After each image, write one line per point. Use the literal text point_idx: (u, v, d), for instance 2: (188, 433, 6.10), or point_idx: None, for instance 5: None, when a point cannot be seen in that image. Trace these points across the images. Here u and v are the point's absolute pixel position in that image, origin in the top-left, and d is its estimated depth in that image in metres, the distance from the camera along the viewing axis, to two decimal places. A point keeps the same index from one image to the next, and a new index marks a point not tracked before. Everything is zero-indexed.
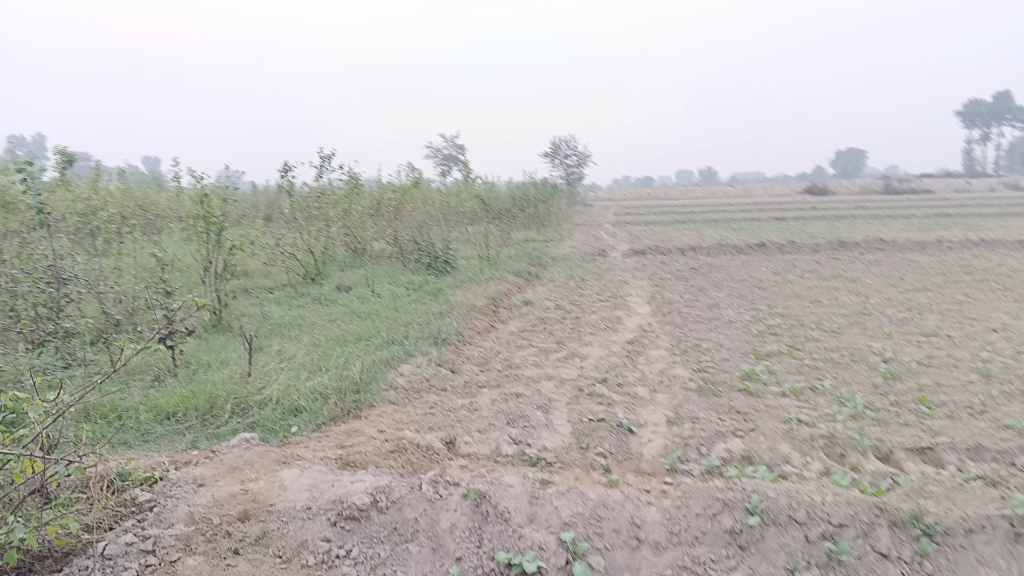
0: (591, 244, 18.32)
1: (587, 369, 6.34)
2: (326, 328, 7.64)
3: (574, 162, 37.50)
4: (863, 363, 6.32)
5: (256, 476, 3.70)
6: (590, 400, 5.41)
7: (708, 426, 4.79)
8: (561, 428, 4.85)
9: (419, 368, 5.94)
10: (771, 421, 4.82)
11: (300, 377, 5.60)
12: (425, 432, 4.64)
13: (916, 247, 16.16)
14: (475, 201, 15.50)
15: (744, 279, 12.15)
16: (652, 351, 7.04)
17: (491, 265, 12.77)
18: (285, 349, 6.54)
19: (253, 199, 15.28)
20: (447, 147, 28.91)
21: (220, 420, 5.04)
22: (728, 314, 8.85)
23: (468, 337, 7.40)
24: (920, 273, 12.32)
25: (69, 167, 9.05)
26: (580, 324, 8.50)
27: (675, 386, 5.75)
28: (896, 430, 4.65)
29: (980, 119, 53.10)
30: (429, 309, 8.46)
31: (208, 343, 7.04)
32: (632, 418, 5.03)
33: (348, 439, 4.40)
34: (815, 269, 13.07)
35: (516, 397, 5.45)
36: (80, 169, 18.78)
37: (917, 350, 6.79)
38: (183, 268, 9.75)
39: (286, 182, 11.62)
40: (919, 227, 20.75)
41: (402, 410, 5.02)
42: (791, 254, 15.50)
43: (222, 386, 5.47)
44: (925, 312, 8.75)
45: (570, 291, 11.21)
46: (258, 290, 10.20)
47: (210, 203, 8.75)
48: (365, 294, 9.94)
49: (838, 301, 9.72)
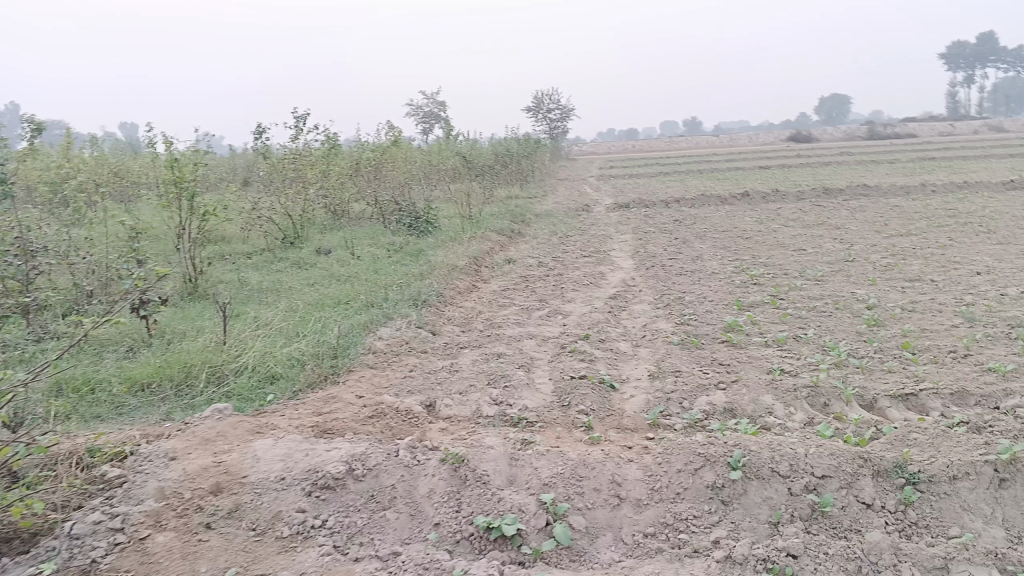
0: (575, 199, 18.19)
1: (569, 326, 6.26)
2: (305, 292, 7.53)
3: (556, 116, 37.13)
4: (847, 310, 6.27)
5: (229, 447, 3.62)
6: (572, 357, 5.35)
7: (691, 379, 4.74)
8: (542, 386, 4.78)
9: (398, 331, 5.86)
10: (754, 372, 4.77)
11: (276, 344, 5.51)
12: (404, 396, 4.57)
13: (900, 192, 16.10)
14: (456, 159, 15.28)
15: (728, 229, 12.08)
16: (635, 306, 6.97)
17: (473, 223, 12.63)
18: (261, 315, 6.43)
19: (230, 163, 15.02)
20: (429, 104, 28.51)
21: (195, 390, 4.96)
22: (711, 265, 8.79)
23: (449, 298, 7.31)
24: (904, 218, 12.27)
25: (36, 134, 8.81)
26: (563, 280, 8.41)
27: (658, 340, 5.68)
28: (880, 378, 4.61)
29: (963, 62, 52.80)
30: (409, 270, 8.36)
31: (183, 311, 6.92)
32: (614, 375, 4.96)
33: (326, 405, 4.32)
34: (799, 217, 13.00)
35: (497, 357, 5.38)
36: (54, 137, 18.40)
37: (901, 296, 6.75)
38: (158, 236, 9.58)
39: (262, 144, 11.39)
40: (903, 172, 20.69)
41: (380, 375, 4.94)
42: (775, 203, 15.42)
43: (197, 354, 5.38)
44: (909, 258, 8.71)
45: (554, 247, 11.11)
46: (236, 255, 10.04)
47: (181, 167, 8.57)
48: (345, 256, 9.80)
49: (822, 249, 9.66)
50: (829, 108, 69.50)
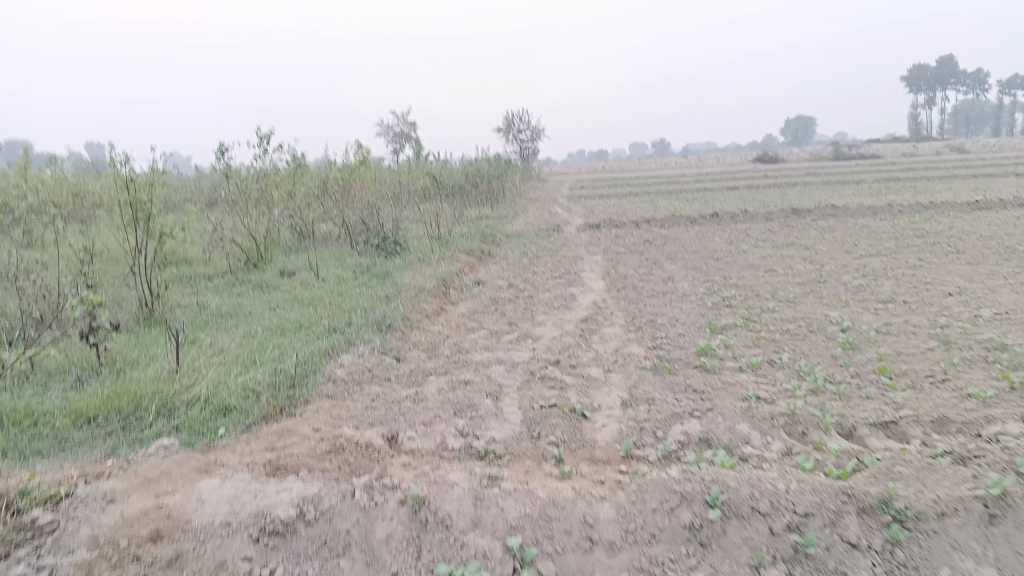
0: (545, 219, 18.06)
1: (538, 351, 6.07)
2: (266, 317, 7.27)
3: (527, 137, 37.18)
4: (821, 333, 6.15)
5: (173, 488, 3.36)
6: (542, 384, 5.15)
7: (664, 407, 4.56)
8: (511, 416, 4.57)
9: (361, 357, 5.62)
10: (730, 399, 4.60)
11: (232, 373, 5.27)
12: (365, 428, 4.33)
13: (868, 212, 16.19)
14: (425, 179, 15.09)
15: (699, 249, 12.00)
16: (607, 329, 6.79)
17: (442, 244, 12.43)
18: (217, 341, 6.17)
19: (193, 183, 14.73)
20: (399, 124, 28.36)
21: (144, 423, 4.68)
22: (682, 286, 8.65)
23: (415, 322, 7.09)
24: (874, 238, 12.29)
25: None
26: (533, 303, 8.22)
27: (630, 366, 5.51)
28: (859, 405, 4.47)
29: (925, 84, 53.89)
30: (375, 293, 8.12)
31: (137, 337, 6.64)
32: (586, 403, 4.77)
33: (280, 440, 4.10)
34: (770, 237, 12.97)
35: (464, 384, 5.16)
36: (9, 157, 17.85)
37: (875, 318, 6.65)
38: (114, 259, 9.26)
39: (224, 164, 11.11)
40: (869, 192, 20.90)
41: (340, 406, 4.70)
42: (745, 223, 15.42)
43: (148, 384, 5.11)
44: (880, 278, 8.65)
45: (524, 268, 10.93)
46: (196, 278, 9.74)
47: (137, 188, 8.29)
48: (309, 278, 9.55)
49: (793, 269, 9.59)
50: (795, 129, 70.49)
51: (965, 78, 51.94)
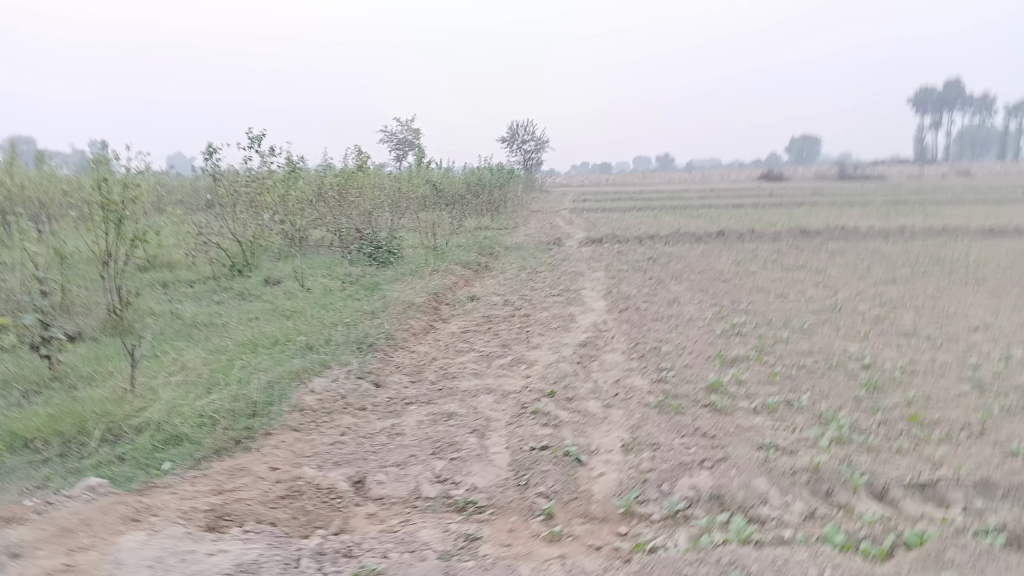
0: (546, 232, 17.56)
1: (532, 379, 5.54)
2: (240, 330, 6.74)
3: (532, 147, 36.71)
4: (841, 371, 5.63)
5: (90, 543, 2.84)
6: (533, 419, 4.62)
7: (670, 453, 4.03)
8: (496, 457, 4.04)
9: (334, 383, 5.09)
10: (744, 448, 4.08)
11: (191, 395, 4.74)
12: (329, 470, 3.81)
13: (879, 236, 15.70)
14: (426, 187, 14.57)
15: (706, 270, 11.49)
16: (607, 356, 6.27)
17: (437, 255, 11.93)
18: (182, 358, 5.64)
19: (183, 184, 14.24)
20: (402, 131, 27.88)
21: (87, 449, 4.14)
22: (688, 310, 8.13)
23: (400, 341, 6.56)
24: (887, 264, 11.77)
25: None
26: (529, 323, 7.70)
27: (632, 401, 4.98)
28: (890, 460, 3.95)
29: (932, 108, 53.50)
30: (360, 307, 7.59)
31: (96, 349, 6.10)
32: (581, 444, 4.24)
33: (229, 481, 3.60)
34: (778, 259, 12.45)
35: (447, 417, 4.63)
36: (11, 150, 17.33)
37: (898, 355, 6.13)
38: (88, 262, 8.72)
39: (212, 164, 10.60)
40: (878, 215, 20.41)
41: (303, 441, 4.18)
42: (752, 243, 14.93)
43: (96, 404, 4.56)
44: (899, 309, 8.14)
45: (522, 284, 10.41)
46: (177, 284, 9.22)
47: (110, 188, 7.77)
48: (294, 288, 9.04)
49: (805, 295, 9.08)
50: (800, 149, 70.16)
51: (971, 103, 51.55)
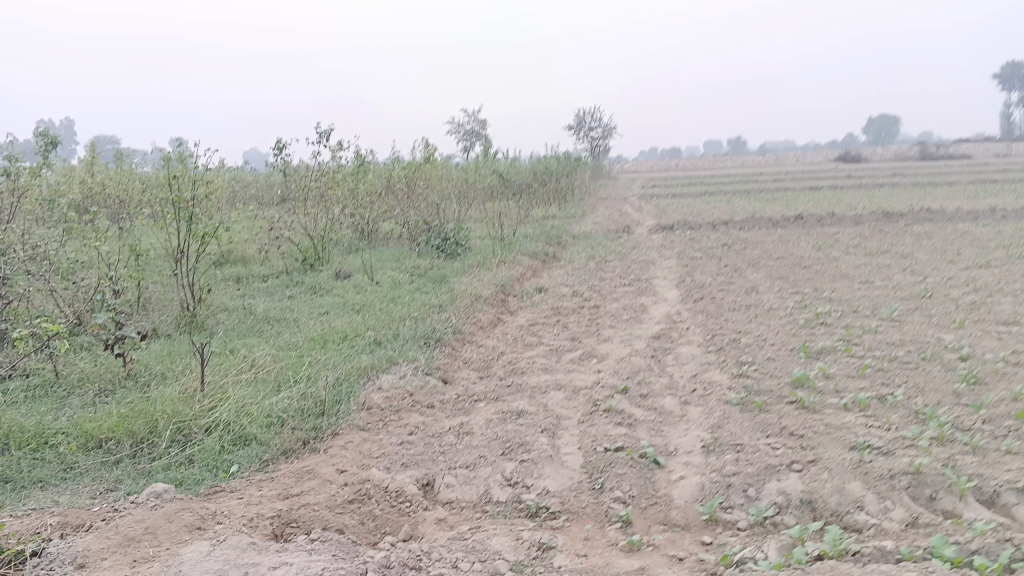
0: (615, 220, 17.25)
1: (605, 374, 5.35)
2: (310, 325, 6.73)
3: (599, 134, 36.24)
4: (937, 363, 5.26)
5: (155, 553, 2.78)
6: (607, 417, 4.43)
7: (755, 455, 3.79)
8: (569, 459, 3.86)
9: (401, 380, 4.99)
10: (835, 450, 3.81)
11: (259, 393, 4.72)
12: (397, 472, 3.71)
13: (969, 217, 14.89)
14: (493, 177, 14.44)
15: (783, 256, 11.05)
16: (682, 349, 6.02)
17: (505, 245, 11.80)
18: (252, 354, 5.63)
19: (256, 180, 14.47)
20: (469, 121, 27.83)
21: (157, 450, 4.13)
22: (767, 299, 7.79)
23: (468, 335, 6.44)
24: (979, 247, 11.11)
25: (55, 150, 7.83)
26: (600, 314, 7.50)
27: (711, 397, 4.74)
28: (1000, 461, 3.62)
29: (1020, 81, 50.75)
30: (428, 300, 7.50)
31: (170, 346, 6.16)
32: (659, 444, 4.04)
33: (297, 485, 3.53)
34: (861, 243, 11.90)
35: (518, 415, 4.48)
36: (97, 150, 17.92)
37: (998, 344, 5.71)
38: (163, 258, 8.88)
39: (281, 160, 10.67)
40: (965, 195, 19.39)
41: (370, 441, 4.08)
42: (831, 227, 14.35)
43: (167, 403, 4.57)
44: (996, 295, 7.63)
45: (591, 274, 10.19)
46: (249, 279, 9.32)
47: (180, 186, 7.85)
48: (363, 281, 9.03)
49: (892, 281, 8.61)
50: (878, 128, 67.63)
51: None
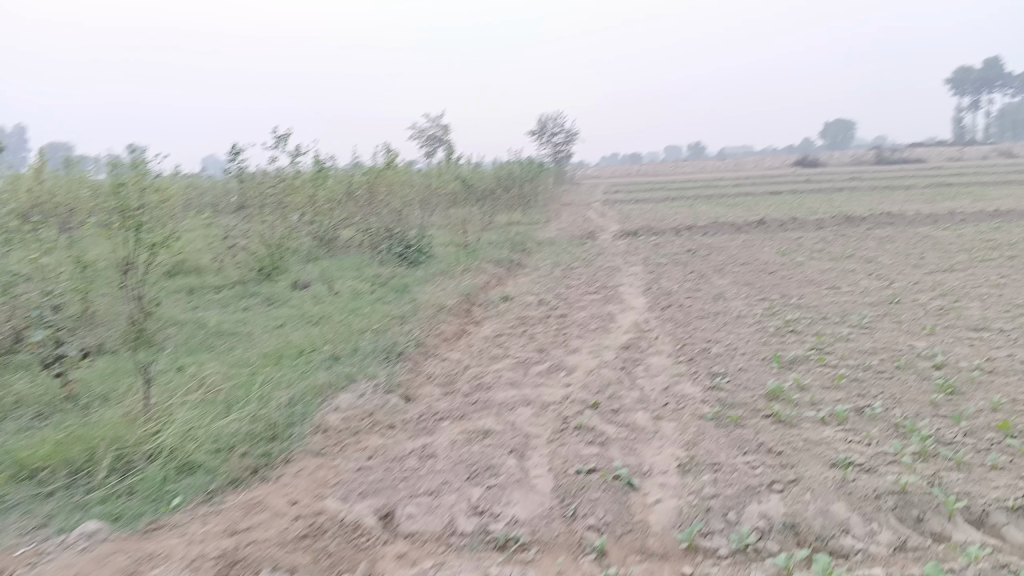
0: (580, 225, 17.10)
1: (574, 388, 5.14)
2: (265, 340, 6.42)
3: (561, 140, 36.24)
4: (912, 372, 5.13)
5: None
6: (578, 436, 4.21)
7: (734, 475, 3.61)
8: (538, 482, 3.65)
9: (360, 399, 4.73)
10: (816, 468, 3.64)
11: (208, 416, 4.42)
12: (354, 501, 3.46)
13: (930, 220, 14.98)
14: (457, 183, 14.20)
15: (749, 261, 10.97)
16: (652, 360, 5.83)
17: (469, 253, 11.55)
18: (202, 372, 5.31)
19: (213, 187, 14.05)
20: (432, 128, 27.52)
21: (94, 480, 3.79)
22: (736, 307, 7.65)
23: (432, 348, 6.19)
24: (942, 250, 11.12)
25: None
26: (567, 324, 7.30)
27: (684, 411, 4.56)
28: (986, 478, 3.47)
29: (970, 86, 51.80)
30: (389, 312, 7.23)
31: (115, 364, 5.81)
32: (633, 464, 3.84)
33: (245, 520, 3.27)
34: (825, 248, 11.86)
35: (484, 435, 4.25)
36: (48, 159, 17.33)
37: (972, 352, 5.61)
38: (111, 269, 8.49)
39: (235, 167, 10.30)
40: (925, 199, 19.56)
41: (326, 467, 3.83)
42: (795, 231, 14.34)
43: (108, 427, 4.24)
44: (964, 300, 7.57)
45: (557, 281, 9.99)
46: (202, 291, 8.95)
47: (127, 194, 7.46)
48: (322, 292, 8.72)
49: (860, 286, 8.53)
50: (835, 132, 68.65)
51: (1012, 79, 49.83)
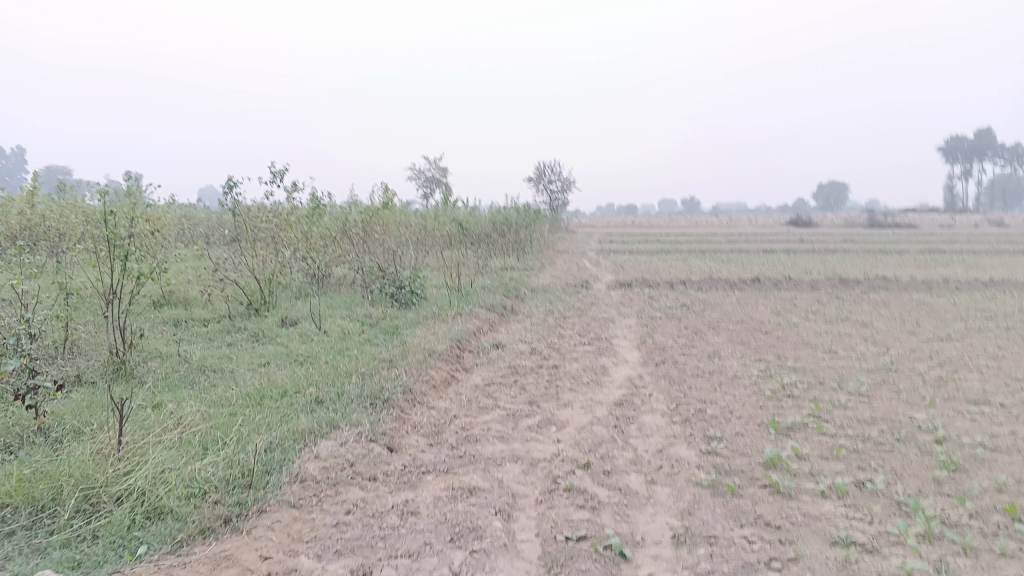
0: (574, 274, 17.02)
1: (565, 445, 4.97)
2: (248, 378, 6.24)
3: (557, 187, 36.46)
4: (913, 445, 4.98)
5: None
6: (568, 498, 4.04)
7: (730, 550, 3.44)
8: (525, 548, 3.46)
9: (342, 447, 4.55)
10: (817, 546, 3.47)
11: (183, 458, 4.22)
12: (329, 560, 3.27)
13: (924, 286, 14.97)
14: (453, 226, 14.12)
15: (744, 319, 10.87)
16: (646, 419, 5.67)
17: (461, 297, 11.42)
18: (180, 410, 5.12)
19: (207, 217, 13.93)
20: (430, 169, 27.61)
21: (57, 521, 3.58)
22: (731, 366, 7.52)
23: (419, 395, 6.02)
24: (937, 318, 11.04)
25: None
26: (559, 376, 7.14)
27: (679, 476, 4.39)
28: (996, 566, 3.30)
29: (963, 156, 52.55)
30: (377, 354, 7.06)
31: (90, 397, 5.61)
32: (625, 532, 3.67)
33: (211, 575, 3.08)
34: (821, 310, 11.78)
35: (470, 492, 4.07)
36: (45, 182, 17.25)
37: (973, 426, 5.47)
38: (95, 297, 8.31)
39: (230, 199, 10.18)
40: (918, 264, 19.59)
41: (302, 521, 3.64)
42: (790, 291, 14.28)
43: (77, 464, 4.03)
44: (962, 370, 7.46)
45: (550, 330, 9.85)
46: (188, 323, 8.77)
47: (117, 222, 7.31)
48: (310, 330, 8.53)
49: (856, 351, 8.42)
50: (828, 194, 69.34)
51: (1004, 151, 50.56)
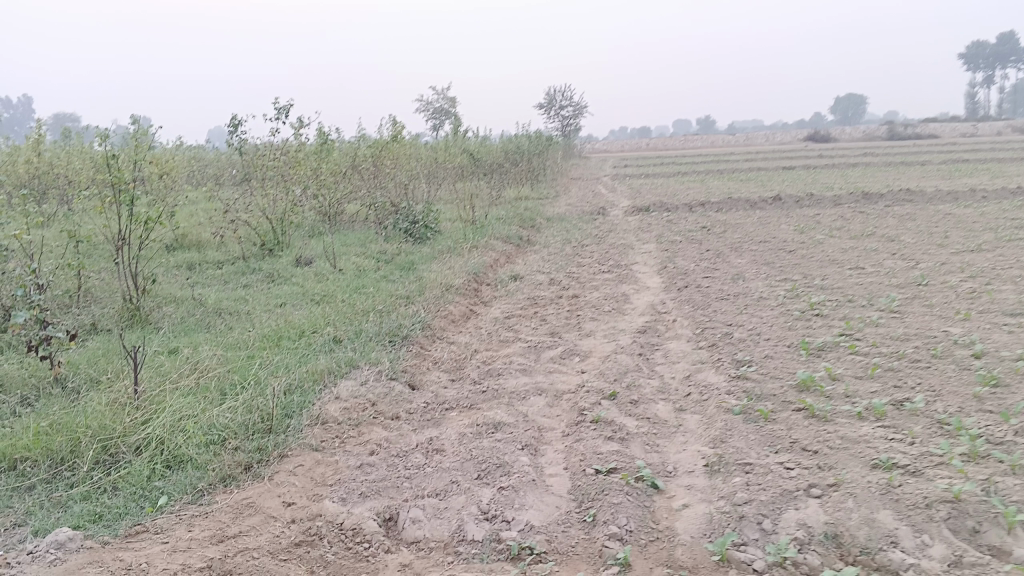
0: (589, 201, 16.72)
1: (590, 376, 4.84)
2: (264, 319, 6.14)
3: (569, 112, 35.79)
4: (950, 361, 4.80)
5: None
6: (596, 430, 3.92)
7: (767, 477, 3.32)
8: (554, 483, 3.36)
9: (363, 387, 4.44)
10: (857, 470, 3.34)
11: (201, 404, 4.13)
12: (354, 504, 3.19)
13: (949, 198, 14.58)
14: (464, 157, 13.81)
15: (766, 239, 10.61)
16: (671, 345, 5.53)
17: (476, 229, 11.22)
18: (196, 355, 5.03)
19: (216, 159, 13.71)
20: (439, 100, 27.08)
21: (76, 474, 3.51)
22: (756, 288, 7.32)
23: (438, 331, 5.90)
24: (966, 230, 10.72)
25: None
26: (580, 305, 6.98)
27: (709, 403, 4.26)
28: None
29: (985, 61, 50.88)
30: (394, 290, 6.93)
31: (107, 345, 5.53)
32: (657, 463, 3.55)
33: (235, 523, 3.01)
34: (844, 226, 11.48)
35: (494, 427, 3.96)
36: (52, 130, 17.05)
37: (1011, 339, 5.28)
38: (106, 243, 8.19)
39: (237, 139, 9.95)
40: (942, 175, 19.05)
41: (325, 464, 3.55)
42: (811, 209, 13.93)
43: (93, 413, 3.95)
44: (994, 282, 7.22)
45: (568, 259, 9.66)
46: (203, 266, 8.66)
47: (120, 166, 7.13)
48: (325, 269, 8.39)
49: (884, 267, 8.18)
50: (846, 108, 67.71)
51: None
